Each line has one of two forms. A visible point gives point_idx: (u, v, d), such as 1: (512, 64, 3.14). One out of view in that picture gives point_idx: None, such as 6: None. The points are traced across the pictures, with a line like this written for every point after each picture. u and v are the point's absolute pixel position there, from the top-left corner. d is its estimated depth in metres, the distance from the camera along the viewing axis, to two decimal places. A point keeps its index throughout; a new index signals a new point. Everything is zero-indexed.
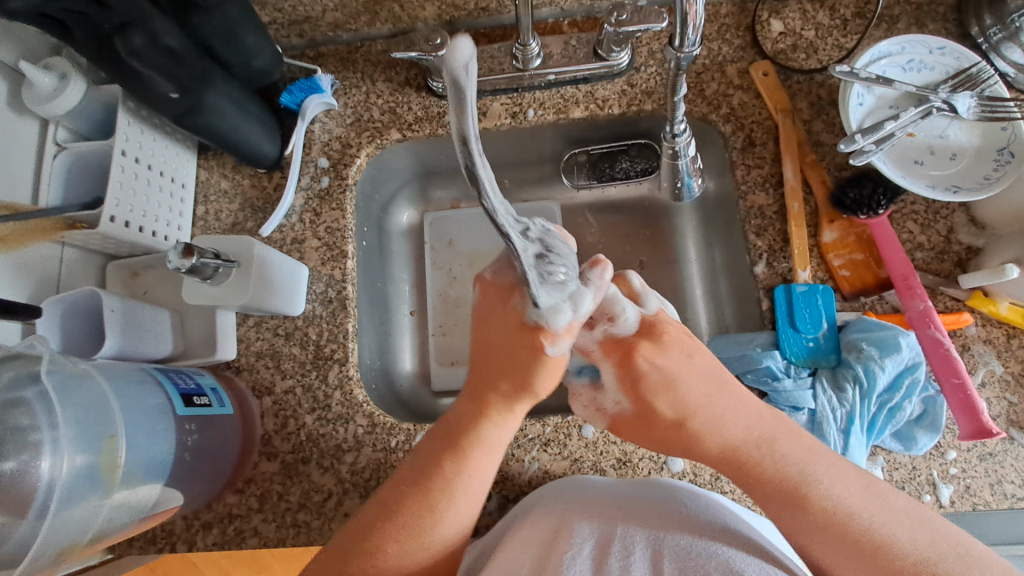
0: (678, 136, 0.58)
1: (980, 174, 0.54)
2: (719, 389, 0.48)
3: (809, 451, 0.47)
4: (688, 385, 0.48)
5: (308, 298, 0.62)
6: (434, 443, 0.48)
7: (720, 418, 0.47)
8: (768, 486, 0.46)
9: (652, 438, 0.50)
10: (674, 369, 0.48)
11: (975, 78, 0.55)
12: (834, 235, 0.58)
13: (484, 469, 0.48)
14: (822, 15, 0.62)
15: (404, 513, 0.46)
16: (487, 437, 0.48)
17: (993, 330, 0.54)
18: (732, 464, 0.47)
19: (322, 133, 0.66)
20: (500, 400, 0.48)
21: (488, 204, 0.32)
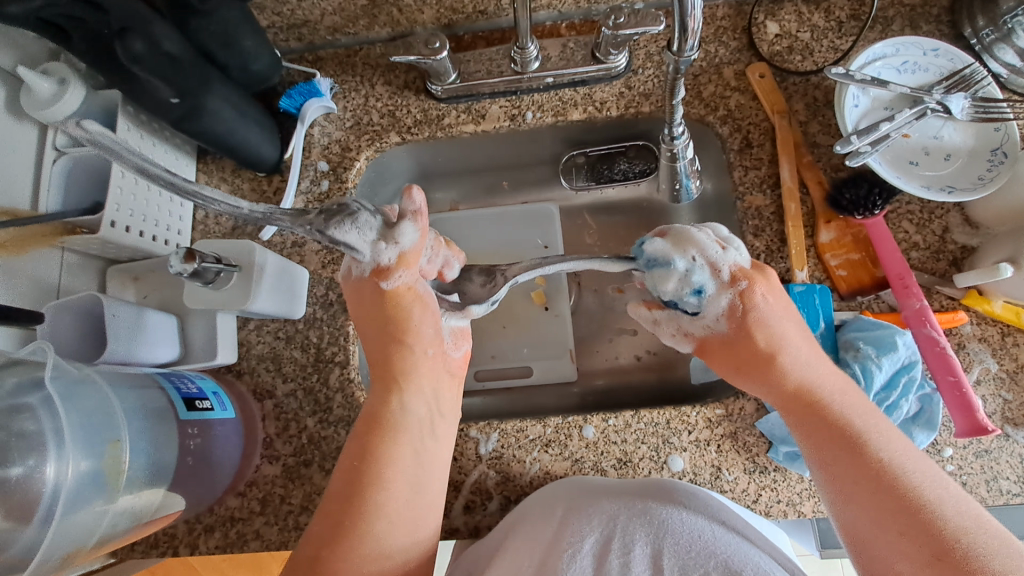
0: (676, 138, 0.58)
1: (974, 174, 0.55)
2: (800, 335, 0.51)
3: (865, 409, 0.48)
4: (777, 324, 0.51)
5: (308, 301, 0.62)
6: (356, 438, 0.50)
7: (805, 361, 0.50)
8: (828, 428, 0.48)
9: (736, 361, 0.52)
10: (768, 312, 0.51)
11: (967, 81, 0.56)
12: (831, 236, 0.58)
13: (398, 456, 0.49)
14: (818, 18, 0.63)
15: (339, 519, 0.47)
16: (392, 419, 0.50)
17: (988, 328, 0.55)
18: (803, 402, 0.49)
19: (322, 136, 0.66)
20: (408, 372, 0.51)
21: (238, 212, 0.39)
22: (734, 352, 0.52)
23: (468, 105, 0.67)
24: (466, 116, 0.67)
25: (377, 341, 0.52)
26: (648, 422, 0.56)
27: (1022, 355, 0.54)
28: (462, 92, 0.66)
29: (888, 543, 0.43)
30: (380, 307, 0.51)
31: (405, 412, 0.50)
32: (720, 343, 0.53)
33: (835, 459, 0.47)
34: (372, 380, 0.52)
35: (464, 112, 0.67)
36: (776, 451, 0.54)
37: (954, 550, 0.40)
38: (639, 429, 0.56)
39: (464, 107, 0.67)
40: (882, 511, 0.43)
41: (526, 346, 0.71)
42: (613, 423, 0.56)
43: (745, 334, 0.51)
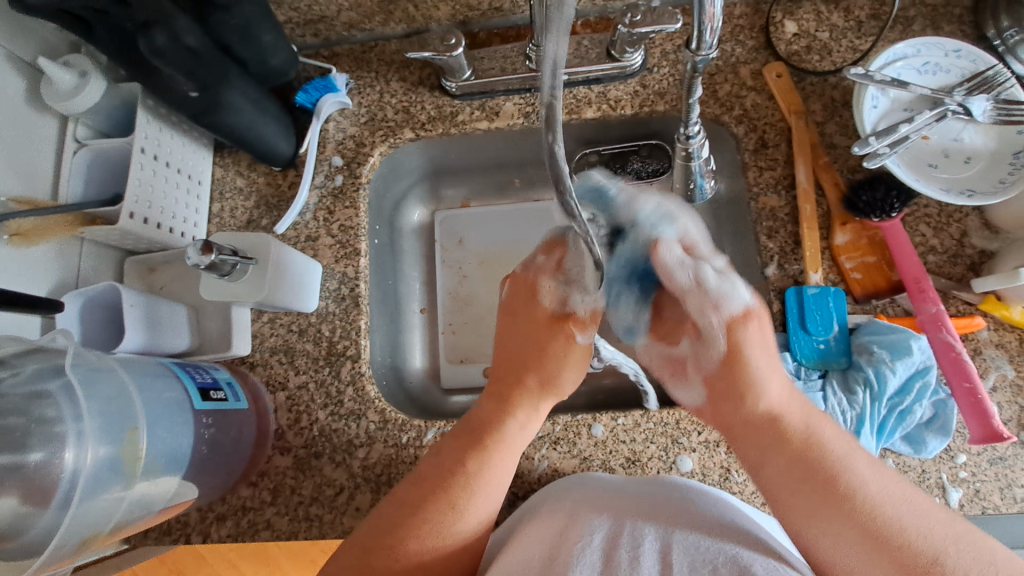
0: (692, 137, 0.58)
1: (995, 178, 0.54)
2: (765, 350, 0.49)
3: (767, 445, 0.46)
4: (773, 379, 0.48)
5: (321, 295, 0.62)
6: (453, 442, 0.51)
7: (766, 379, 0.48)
8: (801, 470, 0.44)
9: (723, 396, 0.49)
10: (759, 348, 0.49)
11: (991, 81, 0.54)
12: (846, 238, 0.58)
13: (503, 465, 0.50)
14: (837, 17, 0.62)
15: (427, 506, 0.47)
16: (509, 434, 0.51)
17: (1006, 334, 0.54)
18: (776, 431, 0.46)
19: (336, 132, 0.67)
20: (528, 396, 0.53)
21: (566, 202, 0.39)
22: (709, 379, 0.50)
23: (483, 102, 0.67)
24: (480, 113, 0.67)
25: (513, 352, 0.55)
26: (658, 422, 0.56)
27: None
28: (476, 89, 0.66)
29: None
30: (564, 347, 0.54)
31: (519, 437, 0.52)
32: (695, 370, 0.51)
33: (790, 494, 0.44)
34: (488, 393, 0.54)
35: (479, 109, 0.67)
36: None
37: None
38: (648, 428, 0.56)
39: (478, 103, 0.67)
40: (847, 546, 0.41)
41: None
42: (622, 422, 0.56)
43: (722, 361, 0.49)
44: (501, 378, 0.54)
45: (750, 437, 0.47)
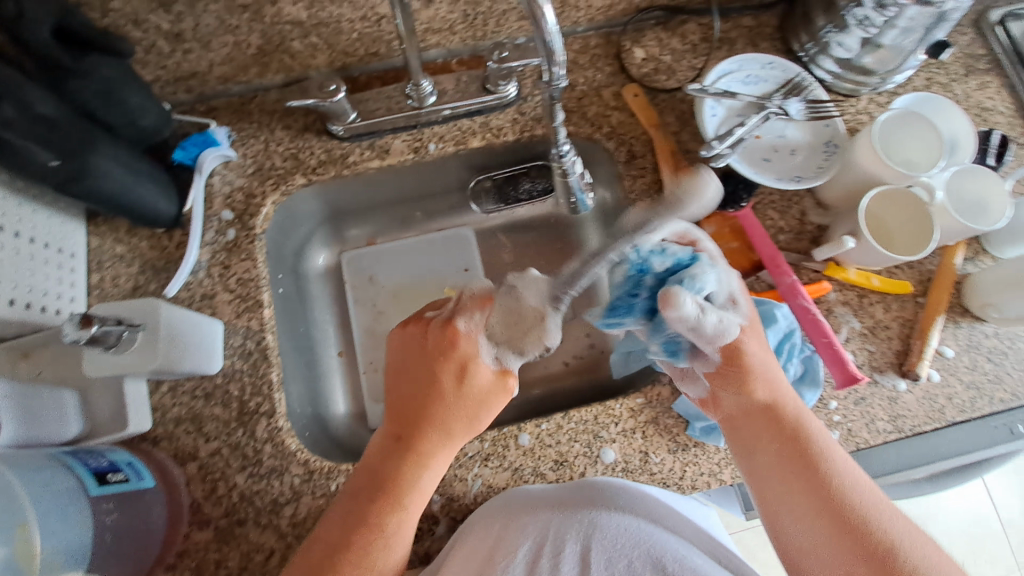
0: (564, 155, 0.63)
1: (815, 164, 0.63)
2: (762, 346, 0.54)
3: (765, 427, 0.52)
4: (752, 338, 0.54)
5: (226, 354, 0.60)
6: (364, 490, 0.51)
7: (742, 380, 0.53)
8: (773, 441, 0.51)
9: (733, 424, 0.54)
10: (753, 324, 0.55)
11: (799, 86, 0.65)
12: (713, 229, 0.65)
13: (415, 512, 0.51)
14: (675, 42, 0.73)
15: (331, 555, 0.48)
16: (417, 483, 0.51)
17: (848, 293, 0.64)
18: (764, 412, 0.52)
19: (223, 186, 0.65)
20: (433, 446, 0.52)
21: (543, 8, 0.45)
22: (734, 368, 0.53)
23: (372, 141, 0.68)
24: (371, 153, 0.68)
25: (414, 399, 0.54)
26: (578, 421, 0.59)
27: (876, 312, 0.63)
28: (363, 131, 0.68)
29: (812, 534, 0.48)
30: (462, 405, 0.53)
31: (425, 484, 0.52)
32: (716, 372, 0.54)
33: (773, 471, 0.51)
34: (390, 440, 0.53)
35: (368, 149, 0.68)
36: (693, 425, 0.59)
37: (869, 543, 0.46)
38: (570, 428, 0.59)
39: (367, 144, 0.68)
40: (816, 519, 0.48)
41: None
42: (546, 427, 0.59)
43: (741, 359, 0.53)
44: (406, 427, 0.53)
45: (744, 415, 0.53)
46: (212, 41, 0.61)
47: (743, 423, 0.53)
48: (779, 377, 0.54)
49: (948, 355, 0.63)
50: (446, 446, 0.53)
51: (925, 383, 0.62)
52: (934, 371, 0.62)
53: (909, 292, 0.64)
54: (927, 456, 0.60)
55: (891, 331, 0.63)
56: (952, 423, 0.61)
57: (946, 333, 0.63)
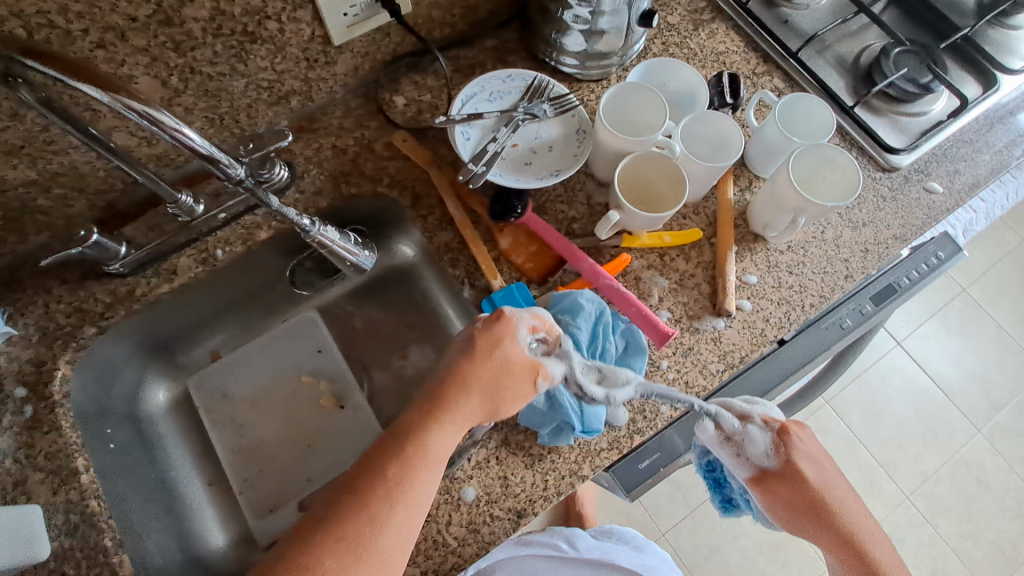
0: (311, 230, 0.61)
1: (571, 153, 0.66)
2: (822, 458, 0.61)
3: (820, 498, 0.59)
4: (812, 467, 0.60)
5: (53, 536, 0.56)
6: (386, 442, 0.51)
7: (821, 467, 0.60)
8: (819, 519, 0.59)
9: (786, 501, 0.59)
10: (807, 451, 0.60)
11: (540, 88, 0.68)
12: (509, 240, 0.67)
13: (425, 479, 0.49)
14: (430, 80, 0.76)
15: (339, 509, 0.47)
16: (430, 445, 0.50)
17: (649, 255, 0.66)
18: (808, 502, 0.59)
19: (9, 363, 0.62)
20: (461, 408, 0.52)
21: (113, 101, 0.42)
22: (789, 471, 0.59)
23: (157, 267, 0.67)
24: (158, 279, 0.66)
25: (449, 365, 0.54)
26: None
27: (680, 265, 0.66)
28: (145, 259, 0.66)
29: None
30: (492, 379, 0.53)
31: (442, 446, 0.51)
32: (774, 478, 0.60)
33: (815, 529, 0.59)
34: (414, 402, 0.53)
35: (155, 276, 0.66)
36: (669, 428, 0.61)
37: None
38: None
39: (152, 272, 0.66)
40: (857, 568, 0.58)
41: (340, 452, 0.77)
42: None
43: (793, 469, 0.59)
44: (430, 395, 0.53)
45: (786, 497, 0.59)
46: None
47: (804, 506, 0.59)
48: (828, 467, 0.60)
49: (752, 282, 0.65)
50: (467, 413, 0.53)
51: (739, 315, 0.64)
52: (744, 301, 0.65)
53: (703, 237, 0.67)
54: (774, 375, 0.67)
55: (697, 278, 0.66)
56: (787, 339, 0.68)
57: (744, 263, 0.66)
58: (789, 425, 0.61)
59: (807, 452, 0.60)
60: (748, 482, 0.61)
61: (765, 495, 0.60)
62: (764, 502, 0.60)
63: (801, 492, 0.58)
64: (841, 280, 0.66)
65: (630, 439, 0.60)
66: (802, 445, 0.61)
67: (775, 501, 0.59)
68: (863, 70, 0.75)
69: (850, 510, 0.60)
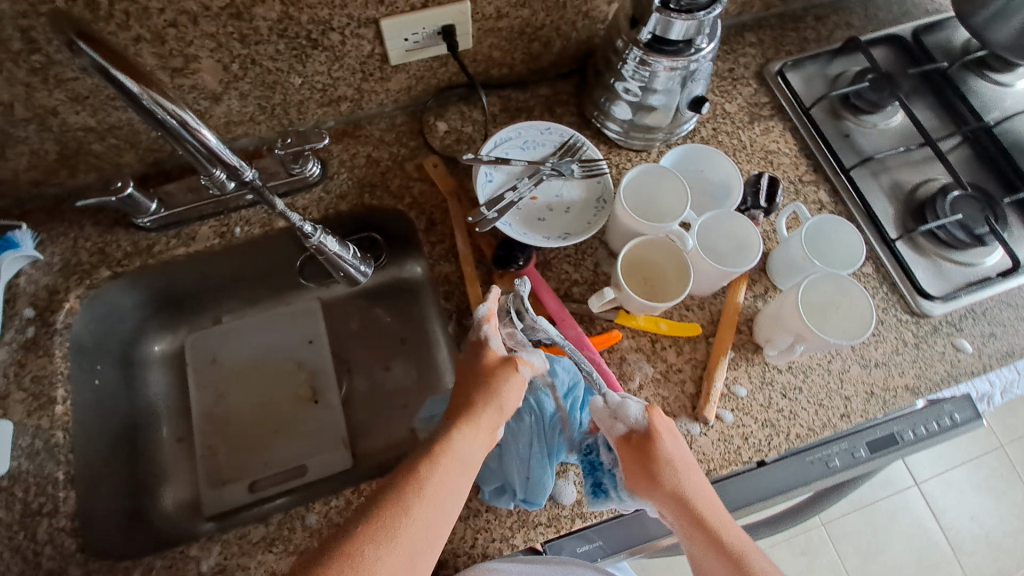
0: (311, 235, 0.64)
1: (585, 220, 0.66)
2: (683, 450, 0.54)
3: (674, 474, 0.52)
4: (667, 438, 0.54)
5: (14, 455, 0.59)
6: (406, 461, 0.49)
7: (676, 445, 0.54)
8: (668, 493, 0.51)
9: (640, 471, 0.52)
10: (662, 422, 0.55)
11: (573, 148, 0.68)
12: (505, 288, 0.66)
13: (449, 480, 0.48)
14: (476, 114, 0.78)
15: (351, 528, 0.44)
16: (449, 445, 0.49)
17: (640, 339, 0.65)
18: (650, 461, 0.52)
19: (28, 284, 0.67)
20: (480, 414, 0.52)
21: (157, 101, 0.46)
22: (644, 440, 0.53)
23: (179, 231, 0.71)
24: (177, 241, 0.70)
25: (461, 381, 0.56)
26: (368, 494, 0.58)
27: (668, 356, 0.64)
28: (170, 222, 0.71)
29: None
30: (490, 381, 0.54)
31: (465, 448, 0.50)
32: (633, 446, 0.53)
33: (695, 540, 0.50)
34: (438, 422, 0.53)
35: (175, 237, 0.70)
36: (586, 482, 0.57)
37: None
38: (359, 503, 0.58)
39: (174, 233, 0.71)
40: None
41: (300, 445, 0.79)
42: (336, 504, 0.58)
43: (651, 435, 0.53)
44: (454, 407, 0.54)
45: (637, 480, 0.52)
46: (7, 150, 0.64)
47: (649, 481, 0.52)
48: (704, 485, 0.52)
49: (741, 395, 0.62)
50: (484, 418, 0.52)
51: (718, 425, 0.61)
52: (726, 412, 0.62)
53: (700, 334, 0.65)
54: (745, 497, 0.61)
55: (683, 374, 0.64)
56: (768, 462, 0.62)
57: (737, 372, 0.63)
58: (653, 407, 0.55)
59: (668, 431, 0.54)
60: (616, 440, 0.54)
61: (626, 452, 0.53)
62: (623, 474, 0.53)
63: (652, 449, 0.53)
64: (836, 418, 0.62)
65: (571, 520, 0.57)
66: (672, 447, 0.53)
67: (634, 461, 0.53)
68: (917, 204, 0.71)
69: (712, 511, 0.51)
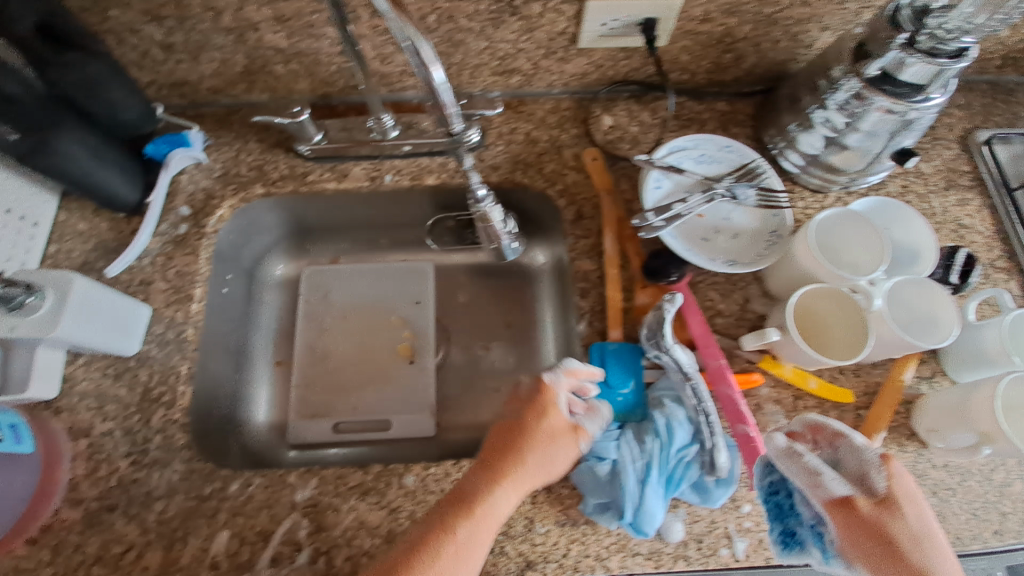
0: (480, 201, 0.62)
1: (755, 252, 0.62)
2: (925, 523, 0.45)
3: (912, 549, 0.44)
4: (912, 506, 0.46)
5: (145, 339, 0.62)
6: (436, 513, 0.51)
7: (920, 518, 0.45)
8: (901, 568, 0.44)
9: (864, 534, 0.45)
10: (906, 487, 0.47)
11: (753, 173, 0.64)
12: (646, 299, 0.64)
13: (480, 538, 0.49)
14: (645, 115, 0.74)
15: None
16: (483, 503, 0.50)
17: (783, 392, 0.61)
18: (879, 527, 0.45)
19: (188, 184, 0.70)
20: (517, 470, 0.53)
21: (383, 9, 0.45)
22: (881, 504, 0.46)
23: (334, 165, 0.71)
24: (330, 174, 0.71)
25: (502, 432, 0.56)
26: (468, 472, 0.58)
27: (808, 417, 0.60)
28: (328, 154, 0.71)
29: None
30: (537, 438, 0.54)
31: (502, 507, 0.51)
32: (868, 504, 0.46)
33: None
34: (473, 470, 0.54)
35: (329, 171, 0.71)
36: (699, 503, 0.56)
37: None
38: (457, 478, 0.58)
39: (329, 166, 0.71)
40: None
41: (390, 401, 0.79)
42: (434, 472, 0.58)
43: (890, 498, 0.46)
44: (493, 456, 0.54)
45: (860, 541, 0.45)
46: (201, 55, 0.66)
47: (878, 550, 0.45)
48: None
49: None
50: (523, 473, 0.53)
51: None
52: None
53: (852, 403, 0.60)
54: None
55: None
56: None
57: (885, 454, 0.58)
58: (890, 466, 0.48)
59: (910, 496, 0.46)
60: (825, 505, 0.47)
61: (844, 525, 0.46)
62: (838, 533, 0.47)
63: (885, 520, 0.45)
64: (988, 533, 0.55)
65: (673, 560, 0.54)
66: (910, 516, 0.46)
67: (855, 532, 0.46)
68: None
69: None
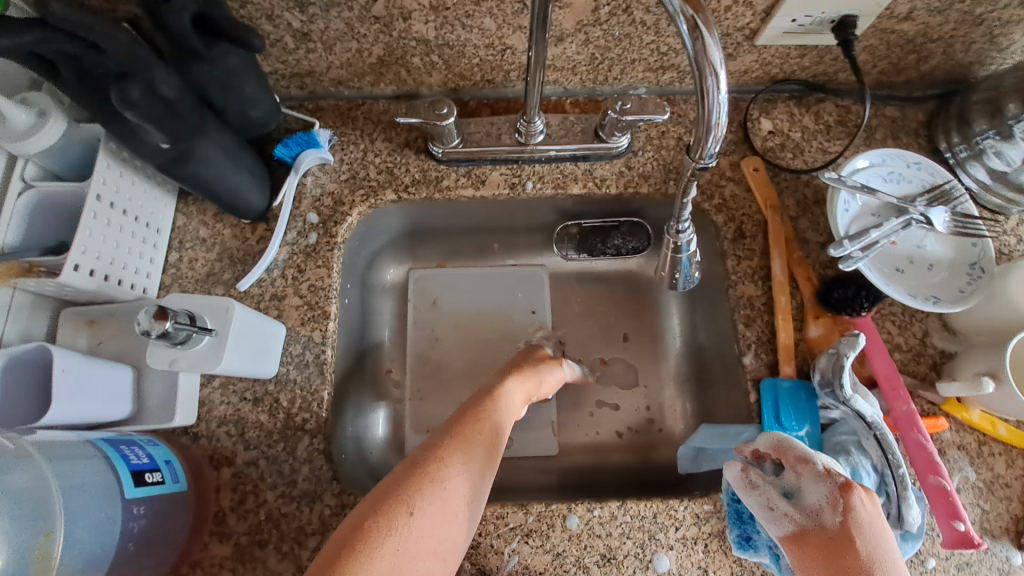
0: (682, 232, 0.55)
1: (955, 287, 0.57)
2: (877, 547, 0.40)
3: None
4: (869, 534, 0.41)
5: (282, 360, 0.58)
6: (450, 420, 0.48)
7: (837, 544, 0.41)
8: None
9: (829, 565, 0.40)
10: (862, 516, 0.42)
11: (948, 195, 0.58)
12: (819, 331, 0.59)
13: (489, 437, 0.47)
14: (808, 120, 0.67)
15: (415, 465, 0.42)
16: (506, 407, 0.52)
17: (966, 436, 0.57)
18: (833, 555, 0.40)
19: (314, 187, 0.64)
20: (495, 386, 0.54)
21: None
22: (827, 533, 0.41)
23: (469, 169, 0.66)
24: (466, 180, 0.65)
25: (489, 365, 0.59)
26: (634, 516, 0.55)
27: (997, 465, 0.56)
28: (463, 157, 0.65)
29: None
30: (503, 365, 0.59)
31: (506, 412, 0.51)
32: (820, 535, 0.42)
33: None
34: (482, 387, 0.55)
35: (465, 176, 0.65)
36: (731, 529, 0.52)
37: None
38: (624, 522, 0.55)
39: (464, 171, 0.65)
40: None
41: None
42: (598, 515, 0.55)
43: (841, 527, 0.41)
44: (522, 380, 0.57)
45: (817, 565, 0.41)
46: (337, 45, 0.59)
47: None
48: None
49: None
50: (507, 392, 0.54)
51: None
52: None
53: None
54: None
55: (1011, 491, 0.55)
56: None
57: None
58: (844, 492, 0.43)
59: (864, 521, 0.41)
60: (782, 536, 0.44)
61: (799, 548, 0.42)
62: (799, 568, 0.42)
63: (841, 548, 0.40)
64: None
65: None
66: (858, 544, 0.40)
67: (814, 562, 0.41)
68: None
69: None
